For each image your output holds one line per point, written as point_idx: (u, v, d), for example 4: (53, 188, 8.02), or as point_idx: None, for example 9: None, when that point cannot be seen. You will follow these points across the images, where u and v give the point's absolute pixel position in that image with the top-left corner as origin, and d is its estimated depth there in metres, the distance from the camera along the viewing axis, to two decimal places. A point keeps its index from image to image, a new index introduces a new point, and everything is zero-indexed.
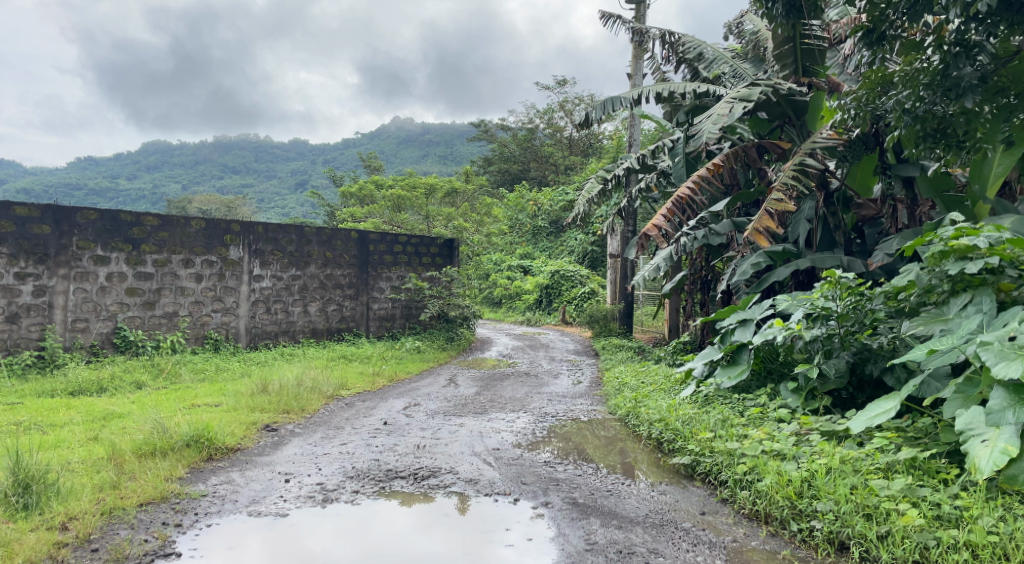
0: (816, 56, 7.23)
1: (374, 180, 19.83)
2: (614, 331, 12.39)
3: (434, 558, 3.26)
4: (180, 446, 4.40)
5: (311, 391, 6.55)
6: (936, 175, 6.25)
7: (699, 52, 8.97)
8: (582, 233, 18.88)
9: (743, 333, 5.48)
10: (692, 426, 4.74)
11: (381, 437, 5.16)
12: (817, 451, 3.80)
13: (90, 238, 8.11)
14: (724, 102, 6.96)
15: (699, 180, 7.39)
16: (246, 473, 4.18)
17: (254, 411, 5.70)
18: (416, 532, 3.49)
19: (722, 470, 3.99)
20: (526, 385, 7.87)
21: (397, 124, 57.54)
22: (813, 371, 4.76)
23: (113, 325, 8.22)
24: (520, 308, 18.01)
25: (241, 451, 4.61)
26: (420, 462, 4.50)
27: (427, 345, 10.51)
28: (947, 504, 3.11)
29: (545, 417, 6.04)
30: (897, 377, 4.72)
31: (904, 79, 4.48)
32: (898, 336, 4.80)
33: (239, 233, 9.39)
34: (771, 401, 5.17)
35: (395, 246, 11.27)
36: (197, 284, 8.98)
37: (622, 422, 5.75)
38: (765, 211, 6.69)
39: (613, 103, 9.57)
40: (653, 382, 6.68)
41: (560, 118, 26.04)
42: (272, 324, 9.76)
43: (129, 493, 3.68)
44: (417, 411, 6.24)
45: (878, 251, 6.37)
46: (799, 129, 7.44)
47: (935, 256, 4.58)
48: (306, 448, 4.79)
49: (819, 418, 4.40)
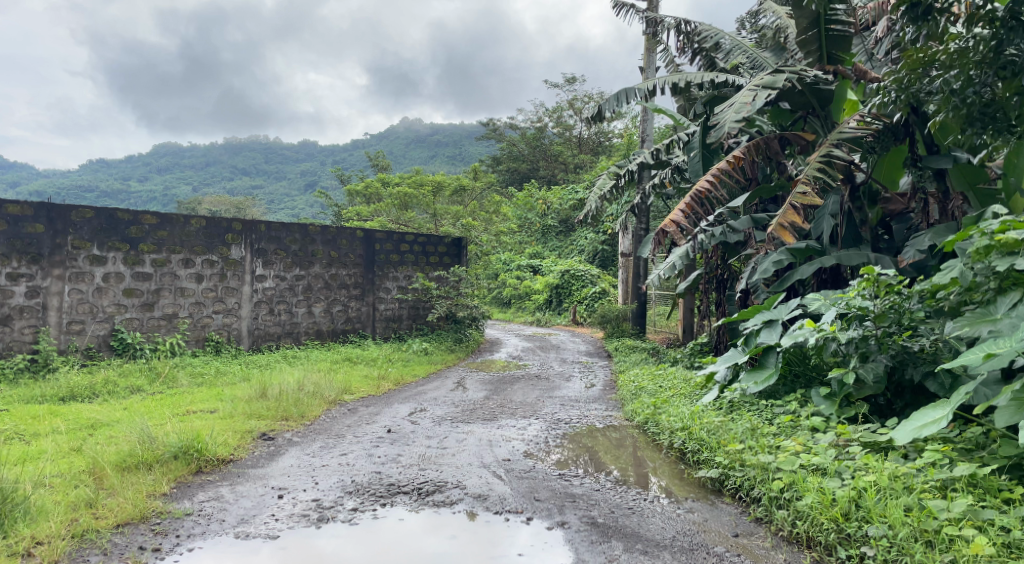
0: (842, 43, 6.76)
1: (380, 178, 19.58)
2: (627, 331, 12.06)
3: (442, 557, 3.15)
4: (167, 458, 4.09)
5: (311, 397, 6.25)
6: (967, 167, 5.97)
7: (716, 40, 8.60)
8: (592, 232, 18.52)
9: (770, 334, 5.10)
10: (719, 436, 4.39)
11: (383, 447, 4.83)
12: (862, 466, 3.44)
13: (86, 237, 7.85)
14: (748, 90, 6.62)
15: (719, 173, 6.98)
16: (235, 488, 3.87)
17: (250, 419, 5.39)
18: (425, 533, 3.38)
19: (755, 485, 3.64)
20: (537, 389, 7.53)
21: (405, 125, 57.43)
22: (849, 377, 4.40)
23: (110, 327, 7.95)
24: (529, 309, 17.67)
25: (233, 463, 4.31)
26: (424, 475, 4.17)
27: (435, 347, 10.19)
28: (1017, 529, 2.75)
29: (558, 424, 5.70)
30: (939, 382, 4.34)
31: (952, 57, 4.11)
32: (941, 338, 4.43)
33: (241, 232, 9.11)
34: (802, 408, 4.79)
35: (402, 245, 10.97)
36: (197, 284, 8.70)
37: (641, 430, 5.40)
38: (790, 206, 6.27)
39: (626, 95, 9.23)
40: (671, 387, 6.32)
41: (569, 116, 25.66)
42: (275, 326, 9.46)
43: (105, 513, 3.39)
44: (422, 417, 5.92)
45: (908, 248, 5.98)
46: (823, 120, 7.06)
47: (980, 251, 4.23)
48: (303, 460, 4.47)
49: (858, 428, 4.04)
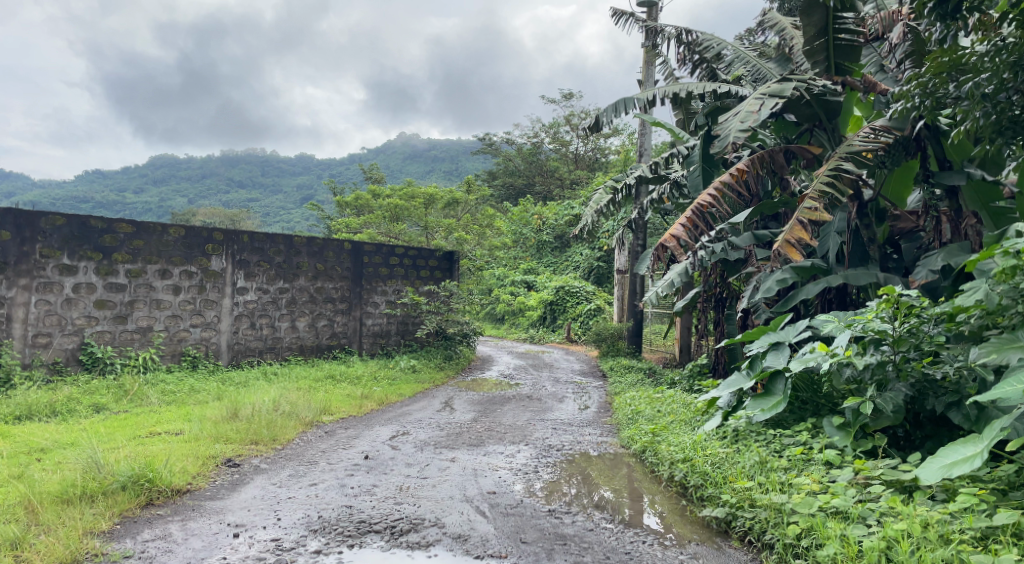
0: (851, 53, 6.38)
1: (372, 191, 19.26)
2: (622, 350, 11.72)
3: None
4: (114, 489, 3.72)
5: (287, 418, 5.86)
6: (980, 185, 5.62)
7: (717, 50, 8.30)
8: (588, 248, 18.24)
9: (777, 358, 4.75)
10: (725, 470, 4.01)
11: (358, 477, 4.43)
12: (888, 510, 3.08)
13: (55, 245, 7.46)
14: (754, 98, 6.32)
15: (721, 186, 6.63)
16: (187, 525, 3.49)
17: (216, 443, 5.00)
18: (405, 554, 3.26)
19: (767, 530, 3.28)
20: (528, 411, 7.14)
21: (402, 140, 57.30)
22: (866, 406, 4.03)
23: (79, 341, 7.54)
24: (524, 325, 17.28)
25: (189, 495, 3.92)
26: (400, 511, 3.76)
27: (424, 364, 9.80)
28: None
29: (549, 451, 5.29)
30: (964, 413, 3.98)
31: (982, 60, 3.77)
32: (964, 365, 4.09)
33: (222, 242, 8.73)
34: (813, 439, 4.41)
35: (392, 259, 10.63)
36: (174, 296, 8.31)
37: (638, 459, 5.01)
38: (796, 222, 5.88)
39: (624, 105, 8.89)
40: (671, 412, 5.93)
41: (566, 132, 25.30)
42: (256, 341, 9.04)
43: (30, 556, 3.04)
44: (404, 441, 5.51)
45: (920, 268, 5.71)
46: (830, 133, 6.76)
47: (1005, 271, 3.87)
48: (267, 491, 4.06)
49: (879, 464, 3.67)
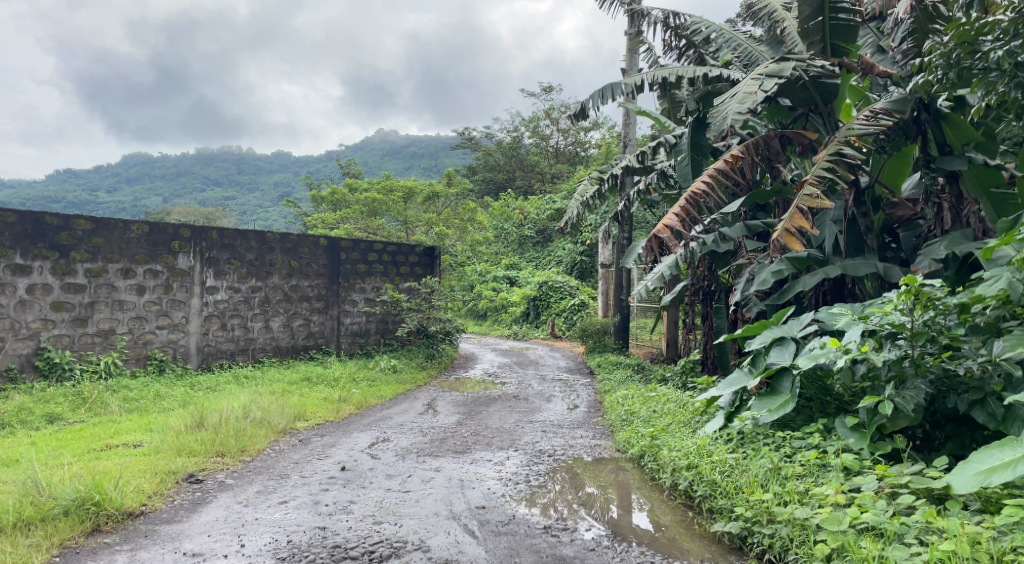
0: (847, 34, 6.13)
1: (348, 185, 18.75)
2: (609, 346, 11.40)
3: None
4: (55, 515, 3.32)
5: (257, 426, 5.44)
6: (980, 171, 5.34)
7: (706, 34, 7.91)
8: (571, 242, 17.94)
9: (782, 354, 4.43)
10: (736, 479, 3.69)
11: (333, 492, 4.03)
12: (926, 526, 2.82)
13: (7, 244, 6.94)
14: (751, 80, 5.98)
15: (716, 174, 6.24)
16: (137, 556, 3.12)
17: (178, 456, 4.58)
18: None
19: (791, 548, 3.02)
20: (515, 412, 6.77)
21: (380, 135, 56.66)
22: (885, 407, 3.71)
23: (34, 346, 7.03)
24: (506, 321, 16.93)
25: (141, 518, 3.51)
26: (379, 533, 3.39)
27: (405, 363, 9.39)
28: None
29: (540, 457, 4.93)
30: (989, 412, 3.66)
31: (1015, 26, 3.46)
32: (988, 360, 3.74)
33: (190, 239, 8.25)
34: (825, 441, 4.10)
35: (370, 254, 10.22)
36: (138, 296, 7.82)
37: (637, 465, 4.69)
38: (795, 210, 5.52)
39: (610, 91, 8.54)
40: (668, 412, 5.60)
41: (546, 126, 24.90)
42: (228, 342, 8.57)
43: None
44: (384, 449, 5.13)
45: (923, 258, 5.32)
46: (827, 117, 6.42)
47: None
48: (231, 511, 3.66)
49: (904, 470, 3.36)
